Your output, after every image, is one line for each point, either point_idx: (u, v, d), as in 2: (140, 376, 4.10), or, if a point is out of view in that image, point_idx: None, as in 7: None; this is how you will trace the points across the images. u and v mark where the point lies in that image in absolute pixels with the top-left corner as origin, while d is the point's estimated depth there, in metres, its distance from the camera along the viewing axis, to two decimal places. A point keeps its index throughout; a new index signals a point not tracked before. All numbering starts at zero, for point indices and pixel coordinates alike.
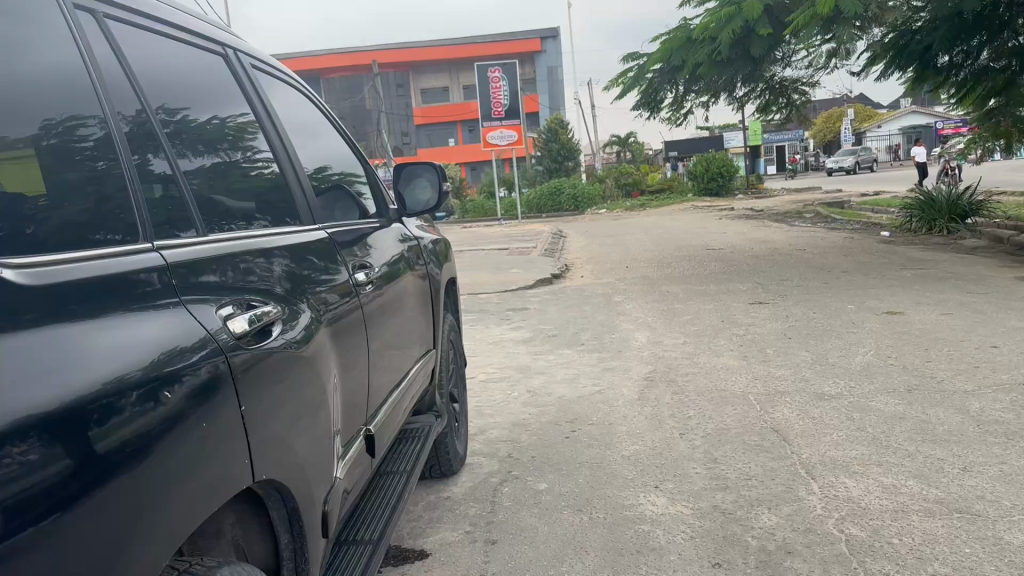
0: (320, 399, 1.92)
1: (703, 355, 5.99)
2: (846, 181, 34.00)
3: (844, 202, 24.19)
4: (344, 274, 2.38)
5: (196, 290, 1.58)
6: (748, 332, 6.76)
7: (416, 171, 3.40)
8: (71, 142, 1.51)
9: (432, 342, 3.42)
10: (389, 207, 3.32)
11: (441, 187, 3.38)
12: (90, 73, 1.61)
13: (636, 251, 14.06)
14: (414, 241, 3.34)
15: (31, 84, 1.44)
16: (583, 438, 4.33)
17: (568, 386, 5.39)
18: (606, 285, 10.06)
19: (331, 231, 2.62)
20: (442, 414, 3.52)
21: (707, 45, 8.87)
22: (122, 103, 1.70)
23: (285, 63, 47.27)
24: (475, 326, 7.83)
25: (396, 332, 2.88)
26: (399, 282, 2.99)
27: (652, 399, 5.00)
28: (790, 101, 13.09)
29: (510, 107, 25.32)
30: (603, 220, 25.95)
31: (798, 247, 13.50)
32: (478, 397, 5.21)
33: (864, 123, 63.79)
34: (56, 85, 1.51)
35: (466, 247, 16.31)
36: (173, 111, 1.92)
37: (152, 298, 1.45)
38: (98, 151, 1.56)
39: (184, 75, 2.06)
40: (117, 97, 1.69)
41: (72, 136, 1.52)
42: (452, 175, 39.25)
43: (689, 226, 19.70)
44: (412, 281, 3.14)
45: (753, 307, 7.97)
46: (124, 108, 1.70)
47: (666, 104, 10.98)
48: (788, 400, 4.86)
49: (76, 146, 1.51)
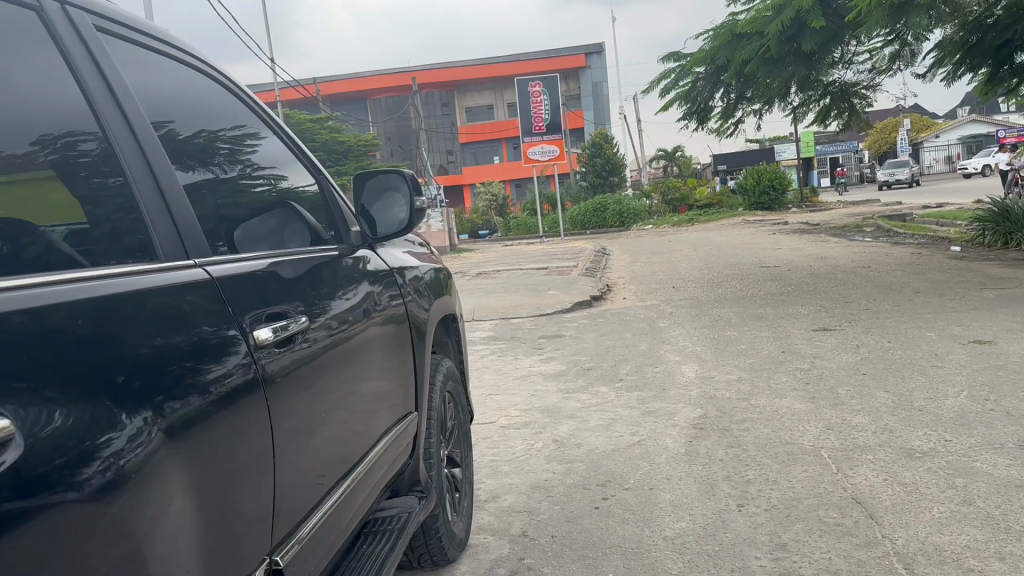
0: (154, 538, 1.24)
1: (763, 397, 5.11)
2: (906, 194, 32.39)
3: (906, 215, 22.84)
4: (256, 318, 1.69)
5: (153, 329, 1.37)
6: (813, 366, 5.85)
7: (387, 184, 2.74)
8: (66, 157, 1.54)
9: (410, 401, 2.66)
10: (351, 230, 2.62)
11: (415, 204, 2.73)
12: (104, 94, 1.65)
13: (684, 270, 13.17)
14: (386, 273, 2.63)
15: (50, 106, 1.52)
16: (617, 509, 3.50)
17: (600, 434, 4.54)
18: (650, 308, 9.22)
19: (275, 263, 1.98)
20: (428, 493, 2.73)
21: (754, 39, 7.99)
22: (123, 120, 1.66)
23: (331, 85, 47.60)
24: (503, 357, 7.06)
25: (347, 398, 2.15)
26: (358, 330, 2.26)
27: (703, 453, 4.14)
28: (851, 106, 11.96)
29: (551, 122, 24.59)
30: (650, 236, 24.98)
31: (862, 264, 12.41)
32: (495, 449, 4.42)
33: (921, 133, 61.54)
34: (79, 112, 1.58)
35: (505, 266, 15.60)
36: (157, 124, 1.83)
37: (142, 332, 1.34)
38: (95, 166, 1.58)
39: (186, 97, 2.04)
40: (112, 114, 1.64)
41: (73, 152, 1.56)
42: (495, 192, 38.79)
43: (741, 242, 18.63)
44: (378, 325, 2.42)
45: (817, 334, 7.04)
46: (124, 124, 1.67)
47: (714, 114, 10.14)
48: (871, 459, 3.97)
49: (73, 163, 1.55)
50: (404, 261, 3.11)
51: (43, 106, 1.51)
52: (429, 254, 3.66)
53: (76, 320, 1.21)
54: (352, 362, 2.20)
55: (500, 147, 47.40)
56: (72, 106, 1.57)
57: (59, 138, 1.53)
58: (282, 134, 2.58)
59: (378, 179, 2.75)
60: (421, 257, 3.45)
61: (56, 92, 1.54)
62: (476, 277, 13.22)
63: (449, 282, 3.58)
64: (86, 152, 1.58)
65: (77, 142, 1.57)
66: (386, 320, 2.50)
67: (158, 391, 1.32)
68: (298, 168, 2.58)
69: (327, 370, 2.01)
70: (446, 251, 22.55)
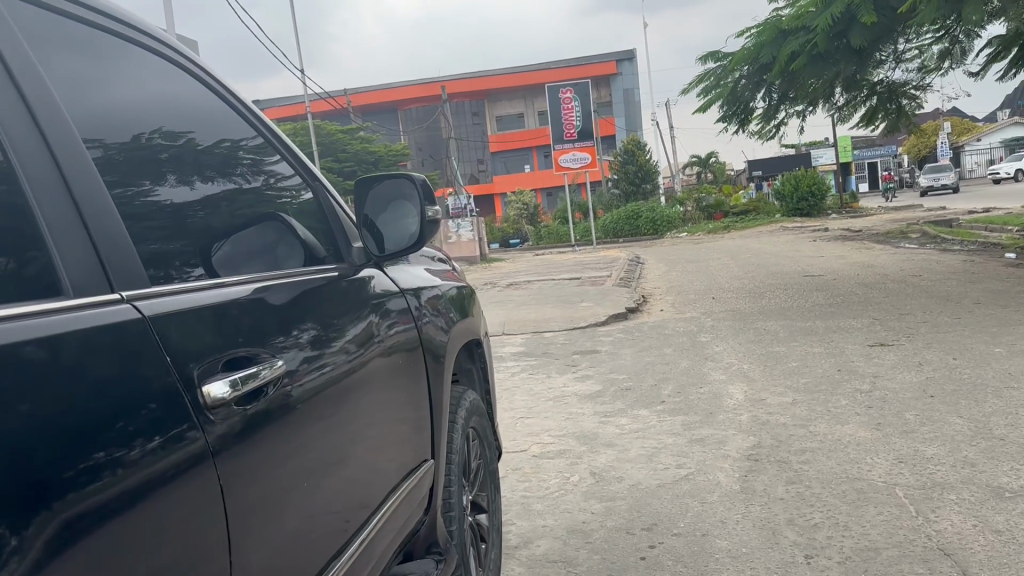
0: None
1: (823, 423, 4.63)
2: (951, 200, 31.38)
3: (952, 220, 22.01)
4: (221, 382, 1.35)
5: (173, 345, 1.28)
6: (875, 388, 5.36)
7: (394, 190, 2.36)
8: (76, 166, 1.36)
9: (421, 445, 2.27)
10: (354, 248, 2.25)
11: (425, 214, 2.34)
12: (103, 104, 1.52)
13: (723, 279, 12.68)
14: (395, 294, 2.26)
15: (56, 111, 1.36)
16: (666, 559, 3.07)
17: (642, 466, 4.11)
18: (690, 321, 8.77)
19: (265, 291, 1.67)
20: (446, 553, 2.32)
21: (800, 35, 7.52)
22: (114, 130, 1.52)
23: (362, 96, 47.75)
24: (535, 375, 6.65)
25: (341, 450, 1.78)
26: (354, 365, 1.89)
27: (761, 491, 3.69)
28: (899, 107, 11.37)
29: (583, 129, 24.18)
30: (684, 244, 24.43)
31: (912, 273, 11.80)
32: (527, 482, 4.01)
33: (963, 136, 60.04)
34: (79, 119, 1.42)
35: (538, 276, 15.22)
36: (173, 134, 1.73)
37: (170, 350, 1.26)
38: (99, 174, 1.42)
39: (204, 105, 1.90)
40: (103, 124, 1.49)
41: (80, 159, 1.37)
42: (526, 201, 38.49)
43: (780, 249, 18.03)
44: (382, 358, 2.05)
45: (874, 350, 6.54)
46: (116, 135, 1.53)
47: (755, 117, 9.69)
48: (955, 499, 3.48)
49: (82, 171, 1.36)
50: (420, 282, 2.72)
51: (50, 108, 1.34)
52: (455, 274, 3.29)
53: (100, 338, 1.14)
54: (350, 402, 1.84)
55: (532, 156, 47.14)
56: (84, 115, 1.44)
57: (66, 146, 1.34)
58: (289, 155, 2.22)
59: (382, 183, 2.37)
60: (445, 276, 3.10)
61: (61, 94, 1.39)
62: (507, 288, 12.83)
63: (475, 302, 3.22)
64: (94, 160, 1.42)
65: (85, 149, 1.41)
66: (394, 347, 2.15)
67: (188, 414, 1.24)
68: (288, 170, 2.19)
69: (338, 404, 1.77)
70: (476, 260, 22.20)
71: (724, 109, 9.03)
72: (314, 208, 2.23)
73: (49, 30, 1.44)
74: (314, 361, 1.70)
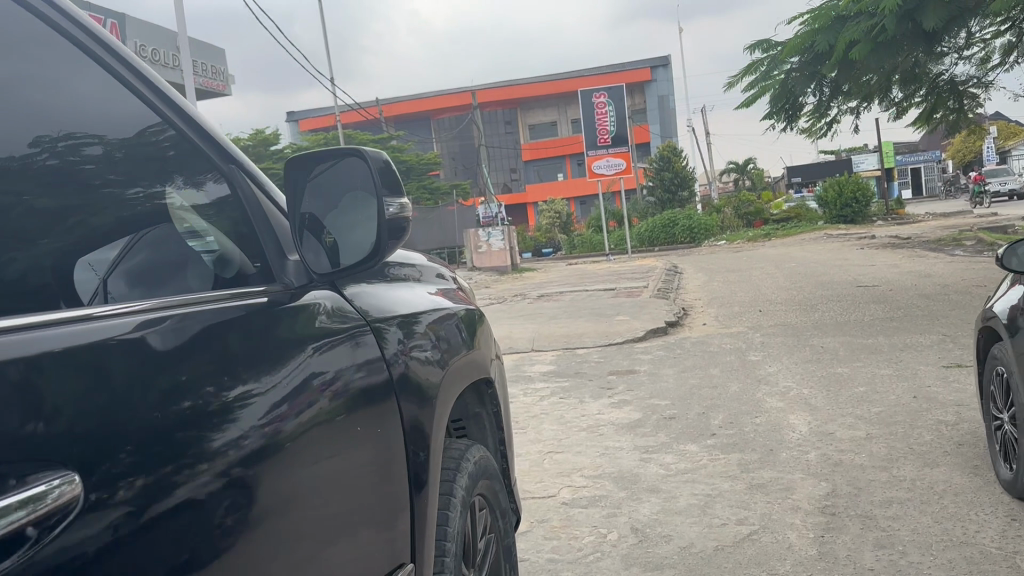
0: None
1: (908, 465, 3.92)
2: (1005, 206, 30.02)
3: (1009, 226, 20.88)
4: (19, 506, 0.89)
5: (189, 361, 1.22)
6: (964, 420, 4.59)
7: (342, 178, 1.73)
8: (72, 162, 1.35)
9: (401, 529, 1.66)
10: (292, 259, 1.68)
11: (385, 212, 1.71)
12: (106, 97, 1.44)
13: (769, 290, 11.90)
14: (355, 324, 1.67)
15: (49, 106, 1.33)
16: None
17: (694, 519, 3.41)
18: (737, 337, 8.03)
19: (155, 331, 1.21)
20: None
21: (862, 19, 6.86)
22: (118, 124, 1.45)
23: (395, 106, 47.55)
24: (567, 399, 5.96)
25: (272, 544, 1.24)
26: (295, 421, 1.35)
27: (845, 558, 2.99)
28: (960, 106, 10.50)
29: (617, 134, 23.47)
30: (723, 253, 23.66)
31: (977, 283, 10.89)
32: (556, 539, 3.33)
33: (1012, 140, 58.16)
34: (75, 118, 1.38)
35: (571, 287, 14.53)
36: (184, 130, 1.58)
37: (180, 365, 1.20)
38: (99, 170, 1.39)
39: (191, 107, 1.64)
40: (107, 120, 1.44)
41: (77, 155, 1.36)
42: (559, 210, 37.87)
43: (826, 258, 17.19)
44: (340, 409, 1.49)
45: (952, 373, 5.76)
46: (120, 129, 1.45)
47: (804, 113, 8.95)
48: None
49: (81, 171, 1.36)
50: (416, 305, 2.10)
51: (41, 107, 1.32)
52: (465, 295, 2.61)
53: (111, 363, 1.10)
54: (295, 467, 1.33)
55: (565, 164, 46.55)
56: (86, 111, 1.40)
57: (54, 139, 1.33)
58: (210, 147, 1.65)
59: (331, 169, 1.73)
60: (455, 298, 2.45)
61: (52, 92, 1.34)
62: (538, 300, 12.18)
63: (485, 329, 2.56)
64: (91, 157, 1.38)
65: (81, 144, 1.37)
66: (358, 387, 1.57)
67: (190, 427, 1.16)
68: (207, 169, 1.64)
69: (323, 450, 1.41)
70: (507, 271, 21.58)
71: (770, 106, 8.35)
72: (239, 220, 1.67)
73: (44, 36, 1.34)
74: (304, 391, 1.41)
